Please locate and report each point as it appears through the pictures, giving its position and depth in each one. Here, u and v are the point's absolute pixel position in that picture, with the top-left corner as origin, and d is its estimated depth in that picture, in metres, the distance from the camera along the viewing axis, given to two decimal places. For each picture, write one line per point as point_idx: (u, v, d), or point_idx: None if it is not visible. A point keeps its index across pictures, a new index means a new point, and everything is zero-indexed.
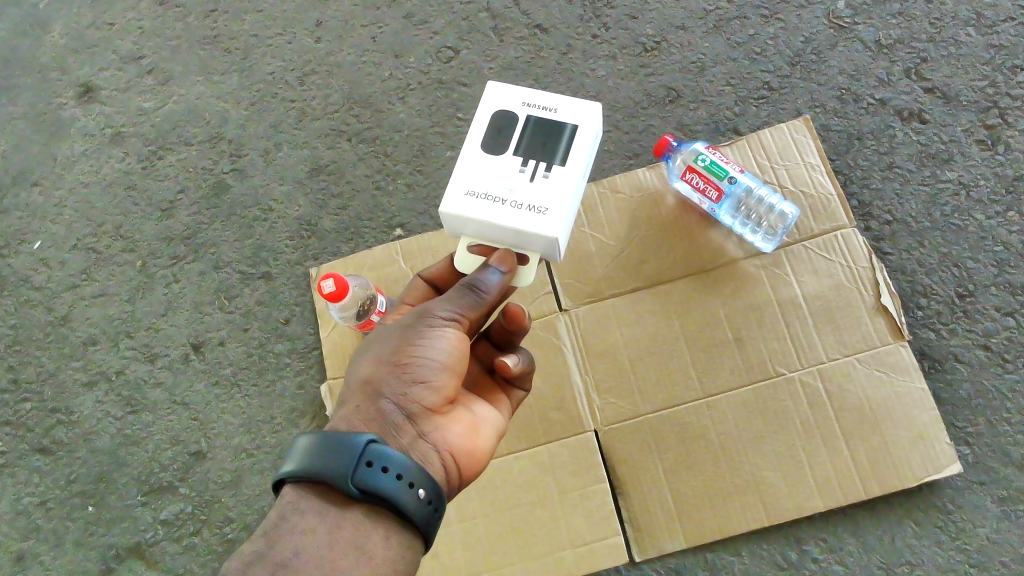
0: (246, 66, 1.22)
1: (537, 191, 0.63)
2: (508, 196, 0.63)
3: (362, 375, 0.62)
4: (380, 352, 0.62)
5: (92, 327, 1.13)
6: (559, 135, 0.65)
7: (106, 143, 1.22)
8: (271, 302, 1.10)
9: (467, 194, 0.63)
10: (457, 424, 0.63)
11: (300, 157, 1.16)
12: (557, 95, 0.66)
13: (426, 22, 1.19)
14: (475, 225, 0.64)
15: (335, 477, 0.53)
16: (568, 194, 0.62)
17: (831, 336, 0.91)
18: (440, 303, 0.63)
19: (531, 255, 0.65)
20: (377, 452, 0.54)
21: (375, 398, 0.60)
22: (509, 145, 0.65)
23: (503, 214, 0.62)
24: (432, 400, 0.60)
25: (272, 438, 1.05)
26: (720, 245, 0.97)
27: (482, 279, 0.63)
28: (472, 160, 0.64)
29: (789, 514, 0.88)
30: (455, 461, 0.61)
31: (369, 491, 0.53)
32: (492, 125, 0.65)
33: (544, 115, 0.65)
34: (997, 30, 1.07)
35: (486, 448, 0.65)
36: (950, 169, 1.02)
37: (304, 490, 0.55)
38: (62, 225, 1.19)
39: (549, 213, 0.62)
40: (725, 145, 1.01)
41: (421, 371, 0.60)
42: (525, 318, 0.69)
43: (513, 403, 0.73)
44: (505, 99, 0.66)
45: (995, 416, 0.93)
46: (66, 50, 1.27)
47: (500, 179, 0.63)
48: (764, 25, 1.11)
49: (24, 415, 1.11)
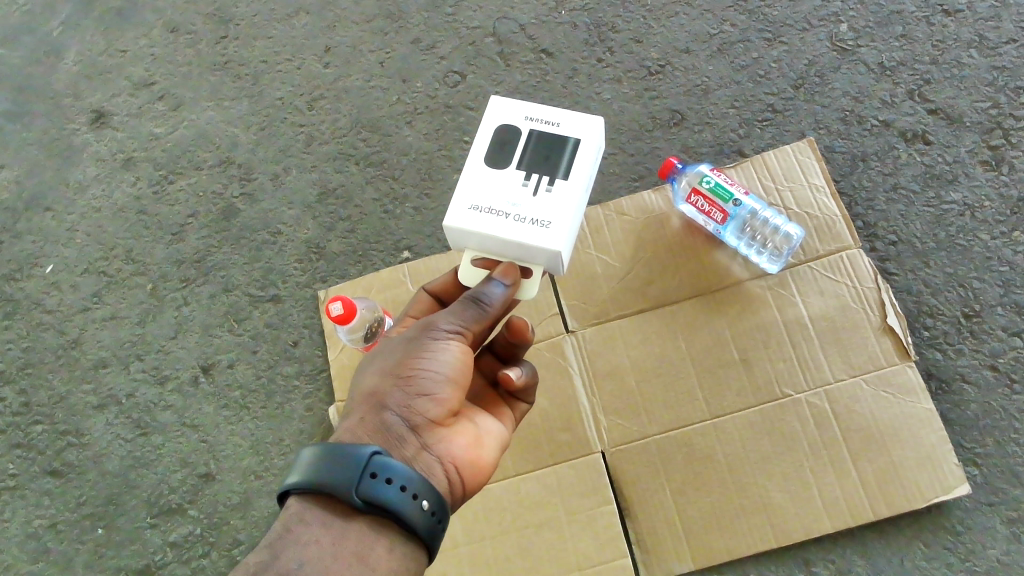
0: (256, 91, 1.23)
1: (540, 205, 0.63)
2: (511, 210, 0.63)
3: (367, 387, 0.63)
4: (385, 364, 0.63)
5: (102, 350, 1.14)
6: (562, 148, 0.65)
7: (119, 168, 1.24)
8: (280, 324, 1.11)
9: (470, 208, 0.64)
10: (461, 437, 0.63)
11: (309, 181, 1.17)
12: (560, 109, 0.67)
13: (434, 47, 1.20)
14: (479, 238, 0.64)
15: (340, 489, 0.53)
16: (571, 208, 0.63)
17: (837, 357, 0.92)
18: (444, 316, 0.63)
19: (535, 269, 0.66)
20: (382, 464, 0.54)
21: (379, 409, 0.60)
22: (512, 159, 0.65)
23: (507, 227, 0.63)
24: (436, 412, 0.61)
25: (281, 460, 1.05)
26: (726, 266, 0.97)
27: (486, 293, 0.63)
28: (475, 174, 0.65)
29: (797, 535, 0.88)
30: (458, 473, 0.62)
31: (373, 503, 0.53)
32: (495, 140, 0.66)
33: (547, 129, 0.66)
34: (1000, 51, 1.08)
35: (489, 461, 0.65)
36: (954, 190, 1.03)
37: (309, 502, 0.55)
38: (74, 248, 1.20)
39: (552, 226, 0.62)
40: (730, 168, 1.02)
41: (425, 384, 0.61)
42: (530, 332, 0.69)
43: (517, 416, 0.74)
44: (509, 113, 0.67)
45: (1003, 437, 0.93)
46: (79, 77, 1.29)
47: (503, 192, 0.64)
48: (767, 49, 1.12)
49: (36, 438, 1.12)
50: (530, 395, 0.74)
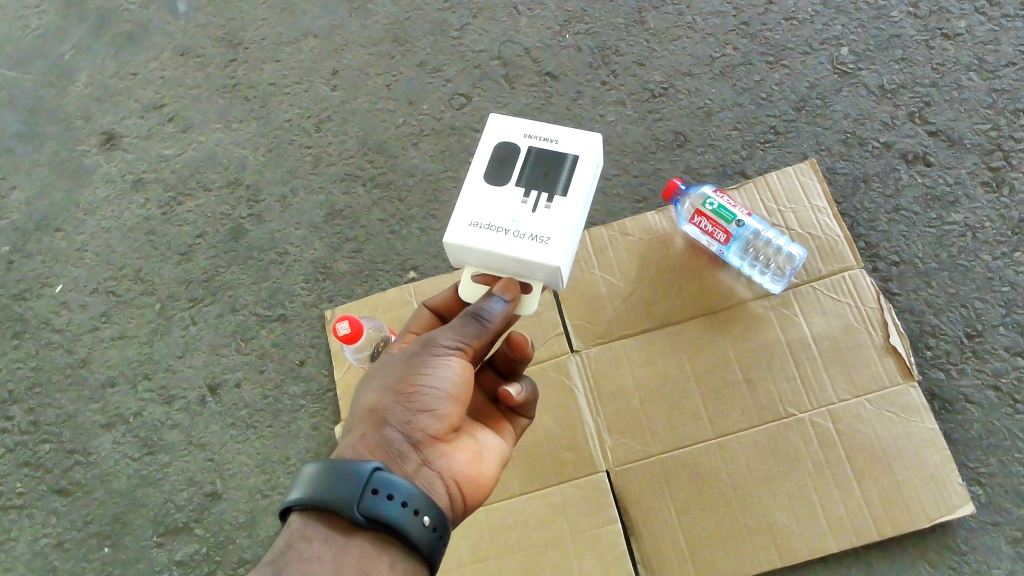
0: (265, 113, 1.25)
1: (540, 221, 0.64)
2: (510, 226, 0.64)
3: (368, 404, 0.63)
4: (386, 381, 0.64)
5: (111, 369, 1.15)
6: (560, 165, 0.66)
7: (128, 190, 1.25)
8: (286, 344, 1.12)
9: (470, 225, 0.65)
10: (462, 452, 0.64)
11: (316, 202, 1.18)
12: (558, 127, 0.68)
13: (440, 70, 1.22)
14: (479, 254, 0.65)
15: (342, 504, 0.54)
16: (570, 224, 0.64)
17: (840, 377, 0.92)
18: (444, 332, 0.64)
19: (535, 285, 0.67)
20: (383, 480, 0.55)
21: (381, 425, 0.61)
22: (511, 177, 0.66)
23: (506, 243, 0.64)
24: (437, 427, 0.62)
25: (287, 479, 1.06)
26: (730, 286, 0.98)
27: (486, 308, 0.64)
28: (475, 192, 0.66)
29: (801, 554, 0.88)
30: (459, 488, 0.62)
31: (375, 519, 0.54)
32: (494, 158, 0.68)
33: (545, 146, 0.67)
34: (999, 74, 1.09)
35: (490, 476, 0.66)
36: (955, 211, 1.04)
37: (311, 518, 0.56)
38: (83, 268, 1.21)
39: (551, 242, 0.63)
40: (733, 189, 1.03)
41: (426, 400, 0.61)
42: (529, 347, 0.70)
43: (517, 431, 0.74)
44: (508, 131, 0.68)
45: (1007, 456, 0.93)
46: (90, 99, 1.31)
47: (503, 209, 0.65)
48: (769, 71, 1.14)
49: (44, 457, 1.12)
50: (530, 410, 0.75)
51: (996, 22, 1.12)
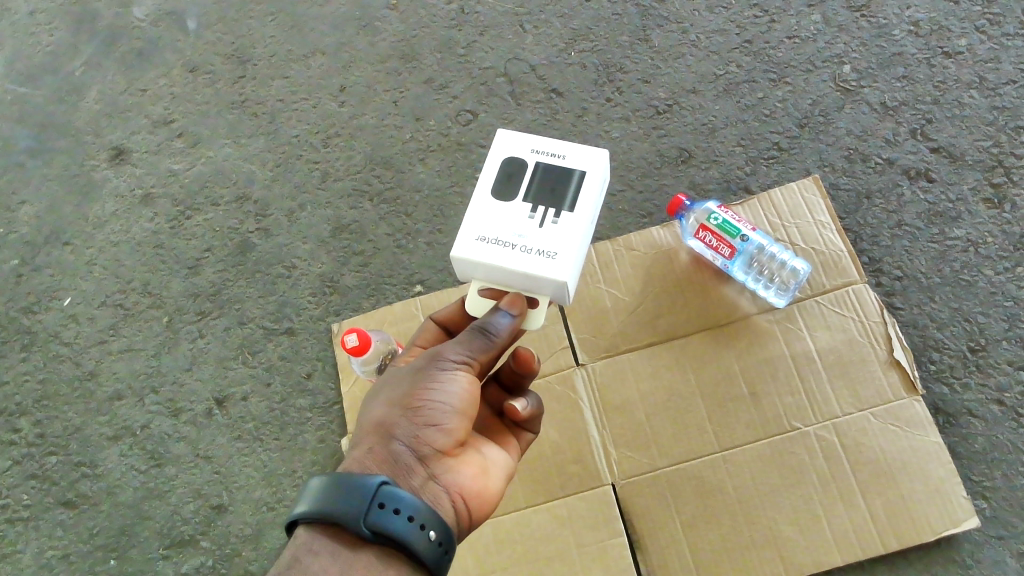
0: (272, 129, 1.26)
1: (547, 237, 0.65)
2: (517, 241, 0.65)
3: (375, 417, 0.64)
4: (393, 395, 0.64)
5: (118, 382, 1.16)
6: (568, 181, 0.67)
7: (136, 204, 1.26)
8: (293, 357, 1.12)
9: (478, 239, 0.66)
10: (468, 466, 0.64)
11: (324, 216, 1.19)
12: (564, 143, 0.69)
13: (446, 87, 1.24)
14: (486, 269, 0.66)
15: (349, 518, 0.54)
16: (575, 239, 0.65)
17: (845, 391, 0.93)
18: (451, 346, 0.65)
19: (540, 299, 0.67)
20: (389, 494, 0.55)
21: (388, 440, 0.62)
22: (519, 191, 0.67)
23: (514, 257, 0.65)
24: (443, 442, 0.62)
25: (294, 491, 1.06)
26: (733, 301, 0.99)
27: (492, 323, 0.65)
28: (482, 206, 0.67)
29: (807, 569, 0.88)
30: (465, 502, 0.63)
31: (381, 533, 0.54)
32: (501, 172, 0.68)
33: (553, 161, 0.68)
34: (1000, 91, 1.11)
35: (495, 490, 0.66)
36: (958, 227, 1.05)
37: (317, 532, 0.56)
38: (91, 281, 1.22)
39: (558, 257, 0.64)
40: (737, 205, 1.04)
41: (433, 415, 0.62)
42: (535, 361, 0.71)
43: (522, 446, 0.75)
44: (515, 146, 0.69)
45: (1012, 470, 0.94)
46: (100, 114, 1.32)
47: (510, 224, 0.66)
48: (773, 89, 1.15)
49: (50, 468, 1.13)
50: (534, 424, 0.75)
51: (996, 41, 1.13)
